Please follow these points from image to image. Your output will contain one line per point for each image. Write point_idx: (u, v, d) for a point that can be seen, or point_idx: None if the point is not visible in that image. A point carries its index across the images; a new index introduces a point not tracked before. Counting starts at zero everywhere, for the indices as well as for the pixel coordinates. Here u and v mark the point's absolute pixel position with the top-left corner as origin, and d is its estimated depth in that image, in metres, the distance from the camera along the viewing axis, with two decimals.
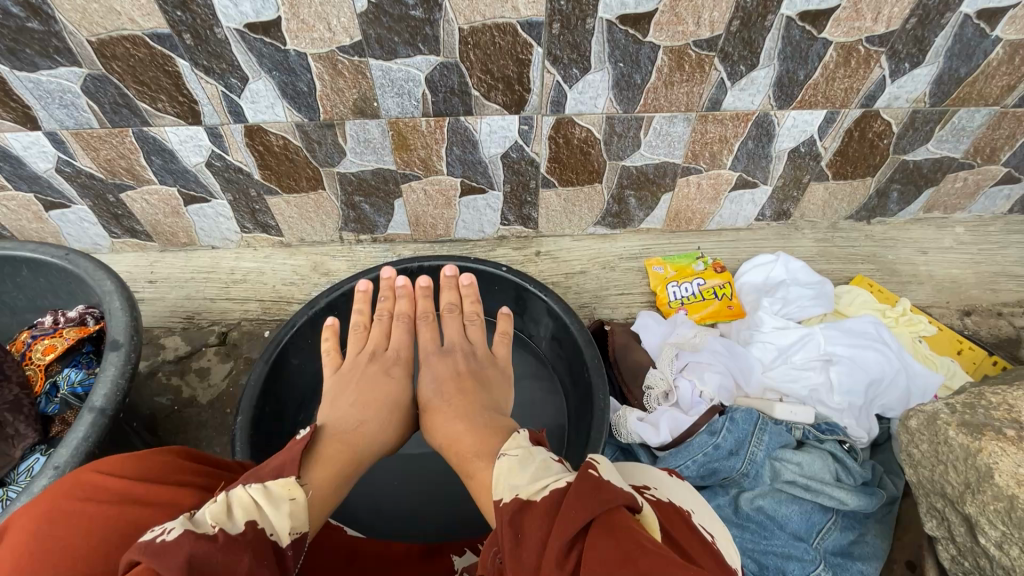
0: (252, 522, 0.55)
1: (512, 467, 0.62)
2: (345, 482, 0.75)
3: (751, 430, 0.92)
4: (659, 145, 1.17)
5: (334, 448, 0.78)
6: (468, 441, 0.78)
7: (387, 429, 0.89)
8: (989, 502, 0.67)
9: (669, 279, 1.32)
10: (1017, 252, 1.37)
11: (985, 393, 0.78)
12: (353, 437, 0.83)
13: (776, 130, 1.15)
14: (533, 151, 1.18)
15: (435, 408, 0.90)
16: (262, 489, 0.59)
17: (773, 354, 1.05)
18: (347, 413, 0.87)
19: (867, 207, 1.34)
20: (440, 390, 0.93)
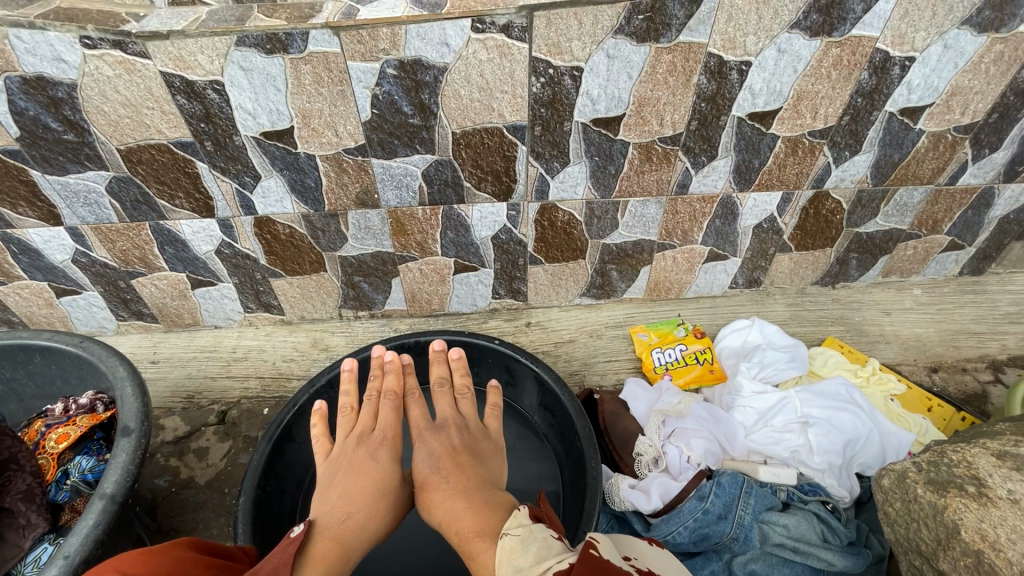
0: None
1: (513, 547, 0.66)
2: None
3: (737, 494, 0.96)
4: (635, 226, 1.29)
5: (320, 543, 0.79)
6: (467, 520, 0.81)
7: (379, 516, 0.91)
8: (959, 558, 0.71)
9: (653, 345, 1.39)
10: (972, 310, 1.47)
11: (947, 449, 0.83)
12: (341, 531, 0.85)
13: (739, 210, 1.27)
14: (521, 233, 1.28)
15: (432, 484, 0.92)
16: None
17: (754, 418, 1.11)
18: (336, 504, 0.89)
19: (829, 274, 1.45)
20: (436, 465, 0.95)
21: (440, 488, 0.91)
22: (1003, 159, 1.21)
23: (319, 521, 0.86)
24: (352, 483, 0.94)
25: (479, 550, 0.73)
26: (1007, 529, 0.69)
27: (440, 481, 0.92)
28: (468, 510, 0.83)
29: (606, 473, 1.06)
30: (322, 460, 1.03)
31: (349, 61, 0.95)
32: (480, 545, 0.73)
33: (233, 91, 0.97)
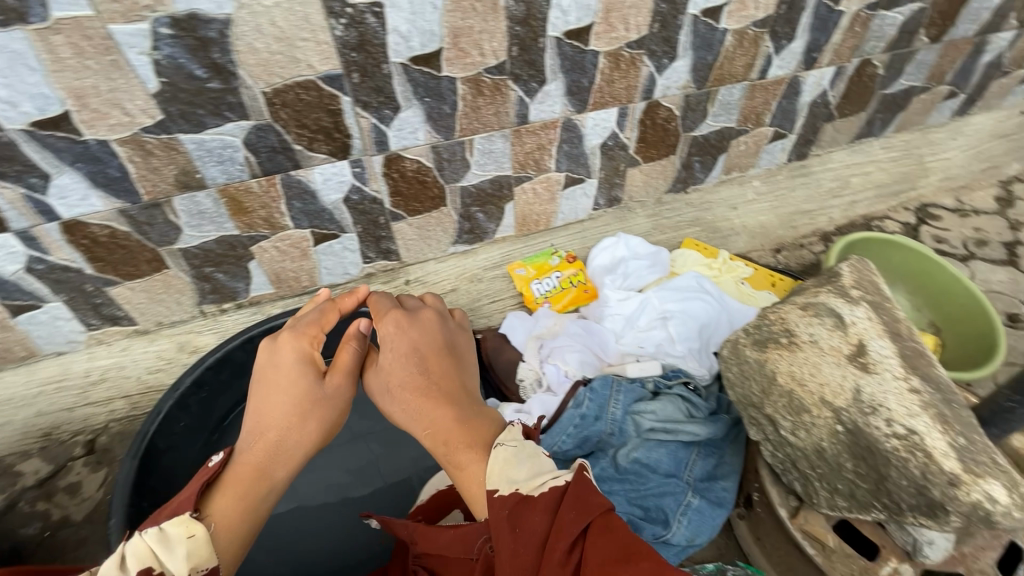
0: (144, 570, 0.66)
1: (506, 459, 0.72)
2: (260, 499, 0.80)
3: (609, 394, 1.03)
4: (487, 163, 1.28)
5: (234, 480, 0.79)
6: (456, 431, 0.80)
7: (324, 427, 0.87)
8: (778, 400, 0.81)
9: (531, 278, 1.44)
10: (803, 192, 1.64)
11: (768, 312, 0.91)
12: (280, 449, 0.82)
13: (582, 131, 1.31)
14: (372, 189, 1.24)
15: (411, 383, 0.86)
16: (157, 534, 0.69)
17: (622, 323, 1.19)
18: (282, 432, 0.83)
19: (679, 180, 1.54)
20: (418, 368, 0.87)
21: (410, 397, 0.85)
22: (800, 48, 1.32)
23: (253, 456, 0.81)
24: (301, 400, 0.85)
25: (467, 469, 0.76)
26: (809, 366, 0.79)
27: (415, 387, 0.85)
28: (449, 423, 0.81)
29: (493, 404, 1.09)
30: (277, 347, 0.89)
31: (110, 25, 0.84)
32: (469, 465, 0.76)
33: None
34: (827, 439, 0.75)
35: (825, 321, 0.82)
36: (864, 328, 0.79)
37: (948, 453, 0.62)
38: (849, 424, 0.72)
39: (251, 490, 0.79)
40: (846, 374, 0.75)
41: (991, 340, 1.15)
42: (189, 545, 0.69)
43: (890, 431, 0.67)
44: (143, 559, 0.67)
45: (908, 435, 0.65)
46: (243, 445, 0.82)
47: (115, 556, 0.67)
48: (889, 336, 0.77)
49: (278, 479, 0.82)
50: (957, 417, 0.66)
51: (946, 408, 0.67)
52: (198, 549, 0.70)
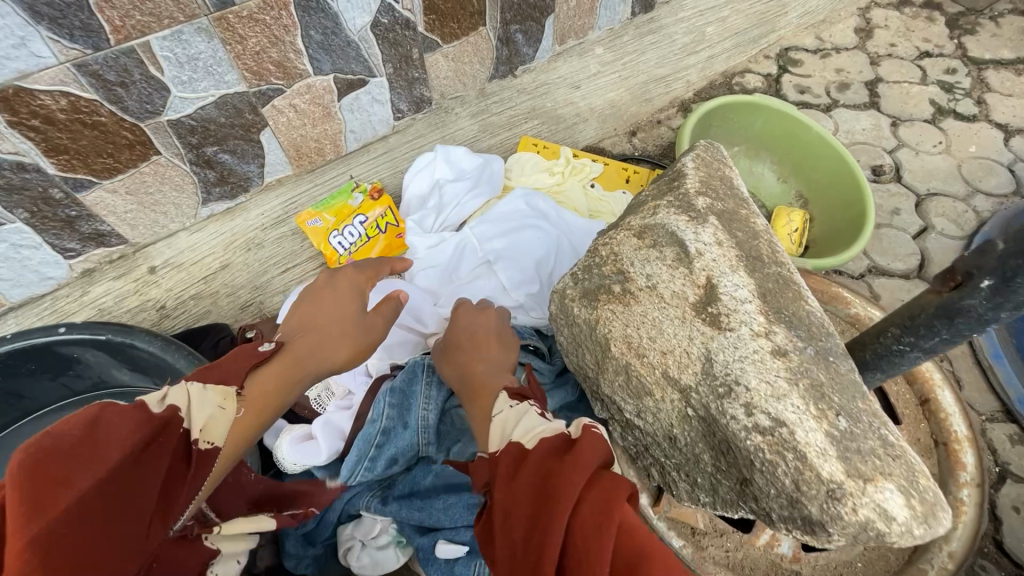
0: (174, 408, 0.53)
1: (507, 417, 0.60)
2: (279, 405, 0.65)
3: (418, 389, 0.77)
4: (194, 77, 0.84)
5: (264, 391, 0.63)
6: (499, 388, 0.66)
7: (346, 354, 0.73)
8: (614, 379, 0.58)
9: (330, 229, 1.14)
10: (654, 53, 1.35)
11: (598, 245, 0.65)
12: (295, 357, 0.69)
13: (333, 6, 0.88)
14: (3, 151, 0.77)
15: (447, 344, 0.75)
16: (198, 388, 0.57)
17: (439, 279, 0.92)
18: (329, 351, 0.71)
19: (502, 61, 1.17)
20: (474, 337, 0.76)
21: (473, 347, 0.74)
22: None
23: (305, 355, 0.70)
24: (343, 323, 0.75)
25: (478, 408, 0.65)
26: (647, 326, 0.56)
27: (485, 347, 0.74)
28: (479, 370, 0.70)
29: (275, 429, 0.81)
30: (342, 278, 0.79)
31: None
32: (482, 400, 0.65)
33: None
34: (678, 426, 0.54)
35: (666, 255, 0.58)
36: (713, 259, 0.55)
37: (826, 452, 0.42)
38: (700, 409, 0.50)
39: (284, 392, 0.65)
40: (694, 335, 0.52)
41: (860, 206, 1.00)
42: (211, 415, 0.56)
43: (749, 424, 0.45)
44: (180, 400, 0.54)
45: (772, 428, 0.44)
46: (301, 346, 0.70)
47: (184, 390, 0.55)
48: (745, 265, 0.54)
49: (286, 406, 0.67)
50: (832, 382, 0.46)
51: (820, 370, 0.47)
52: (216, 426, 0.56)
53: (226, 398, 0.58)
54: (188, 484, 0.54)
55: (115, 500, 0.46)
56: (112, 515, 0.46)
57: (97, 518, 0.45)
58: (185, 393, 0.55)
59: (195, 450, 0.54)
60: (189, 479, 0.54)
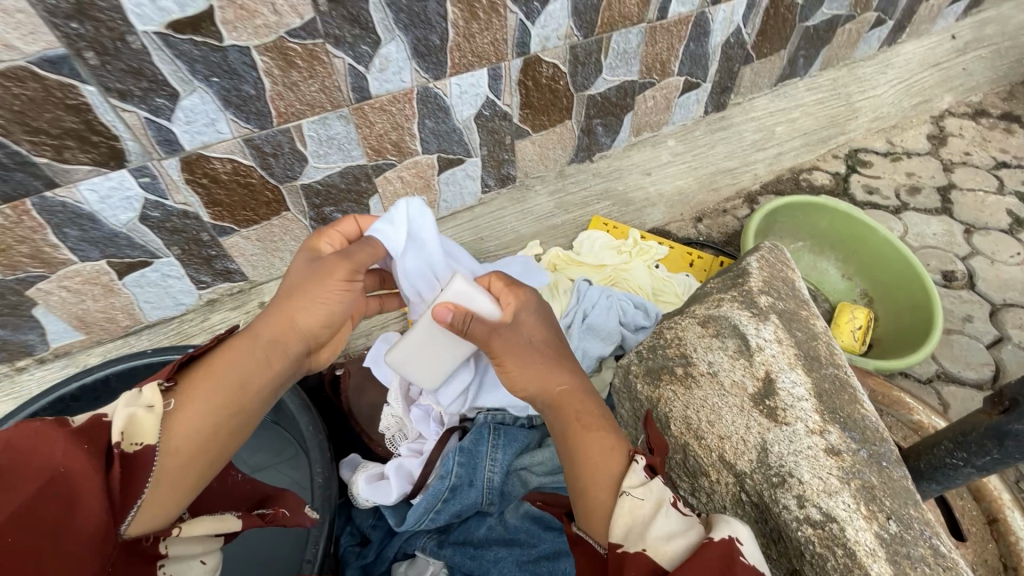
0: (92, 417, 0.52)
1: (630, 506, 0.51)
2: (237, 387, 0.62)
3: (485, 451, 0.84)
4: (329, 152, 1.01)
5: (220, 373, 0.61)
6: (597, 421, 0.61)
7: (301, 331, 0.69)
8: (672, 457, 0.64)
9: None
10: (723, 148, 1.44)
11: (664, 327, 0.72)
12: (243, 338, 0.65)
13: (447, 102, 1.05)
14: (176, 202, 0.95)
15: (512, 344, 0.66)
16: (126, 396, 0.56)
17: None
18: (306, 317, 0.68)
19: (582, 148, 1.30)
20: (546, 347, 0.67)
21: (542, 351, 0.67)
22: None
23: (272, 326, 0.67)
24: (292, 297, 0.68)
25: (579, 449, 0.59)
26: (707, 411, 0.61)
27: (549, 352, 0.66)
28: (566, 386, 0.64)
29: (352, 465, 0.91)
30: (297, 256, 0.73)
31: None
32: (590, 440, 0.58)
33: None
34: (731, 510, 0.57)
35: (727, 346, 0.64)
36: (773, 354, 0.61)
37: (875, 552, 0.46)
38: (754, 496, 0.54)
39: (247, 362, 0.63)
40: (751, 424, 0.57)
41: (929, 311, 1.01)
42: (134, 415, 0.54)
43: (802, 515, 0.50)
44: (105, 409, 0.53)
45: (823, 522, 0.49)
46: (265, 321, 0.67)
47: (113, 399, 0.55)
48: (803, 364, 0.60)
49: (267, 377, 0.65)
50: (883, 486, 0.51)
51: (872, 473, 0.51)
52: (142, 425, 0.54)
53: (154, 396, 0.56)
54: (131, 490, 0.52)
55: (35, 526, 0.46)
56: (30, 534, 0.45)
57: (25, 543, 0.45)
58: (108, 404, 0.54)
59: (117, 451, 0.51)
60: (126, 480, 0.52)
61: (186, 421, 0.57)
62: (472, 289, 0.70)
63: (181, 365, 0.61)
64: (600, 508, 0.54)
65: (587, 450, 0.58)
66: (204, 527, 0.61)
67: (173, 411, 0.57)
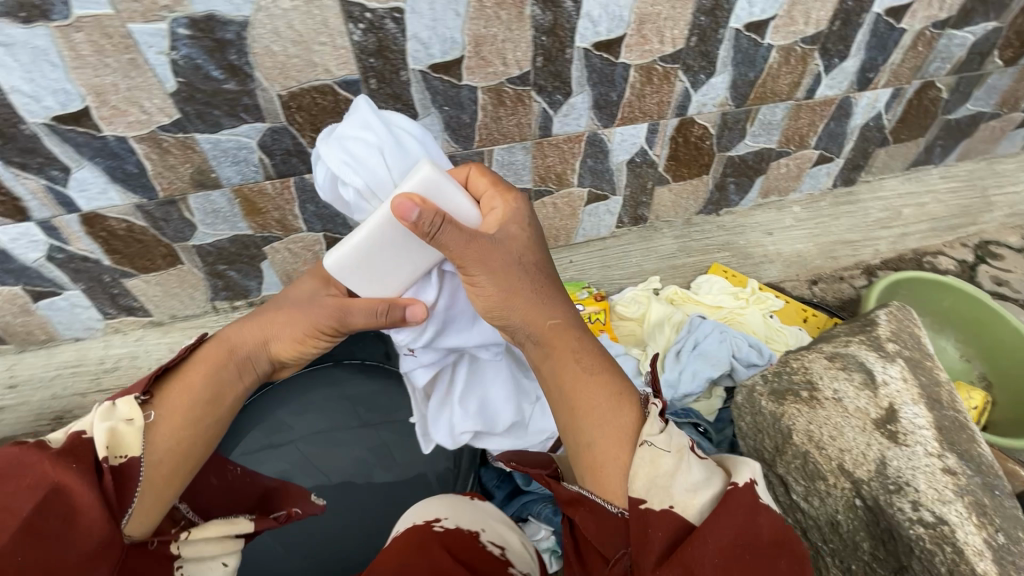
0: (76, 434, 0.66)
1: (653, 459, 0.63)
2: (202, 403, 0.75)
3: None
4: (506, 175, 1.23)
5: (185, 391, 0.75)
6: (596, 384, 0.71)
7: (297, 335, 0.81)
8: (791, 462, 0.75)
9: None
10: (847, 220, 1.53)
11: (790, 358, 0.82)
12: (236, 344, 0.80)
13: (608, 146, 1.24)
14: None
15: (489, 260, 0.69)
16: (104, 410, 0.69)
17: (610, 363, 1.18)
18: (281, 335, 0.80)
19: (711, 202, 1.45)
20: (523, 267, 0.72)
21: (530, 273, 0.72)
22: (853, 67, 1.22)
23: (240, 344, 0.80)
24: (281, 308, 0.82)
25: (584, 410, 0.69)
26: (830, 427, 0.72)
27: (533, 272, 0.72)
28: (556, 320, 0.73)
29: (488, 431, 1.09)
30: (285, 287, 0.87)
31: (130, 24, 0.84)
32: (593, 397, 0.69)
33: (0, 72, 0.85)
34: (844, 512, 0.69)
35: (853, 377, 0.74)
36: (897, 390, 0.71)
37: (983, 552, 0.57)
38: (869, 500, 0.66)
39: (220, 377, 0.77)
40: (873, 442, 0.68)
41: None
42: (119, 428, 0.68)
43: (916, 517, 0.61)
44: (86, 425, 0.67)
45: (936, 524, 0.60)
46: (230, 343, 0.79)
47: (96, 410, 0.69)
48: (925, 402, 0.70)
49: (237, 389, 0.79)
50: (995, 507, 0.61)
51: (983, 494, 0.62)
52: (123, 439, 0.68)
53: (133, 412, 0.70)
54: (120, 496, 0.67)
55: (44, 537, 0.59)
56: (41, 539, 0.59)
57: (39, 542, 0.59)
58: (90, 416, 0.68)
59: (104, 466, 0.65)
60: (117, 488, 0.67)
61: (166, 429, 0.72)
62: (445, 182, 0.69)
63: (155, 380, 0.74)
64: (617, 463, 0.66)
65: (581, 402, 0.70)
66: (206, 534, 0.74)
67: (154, 423, 0.71)
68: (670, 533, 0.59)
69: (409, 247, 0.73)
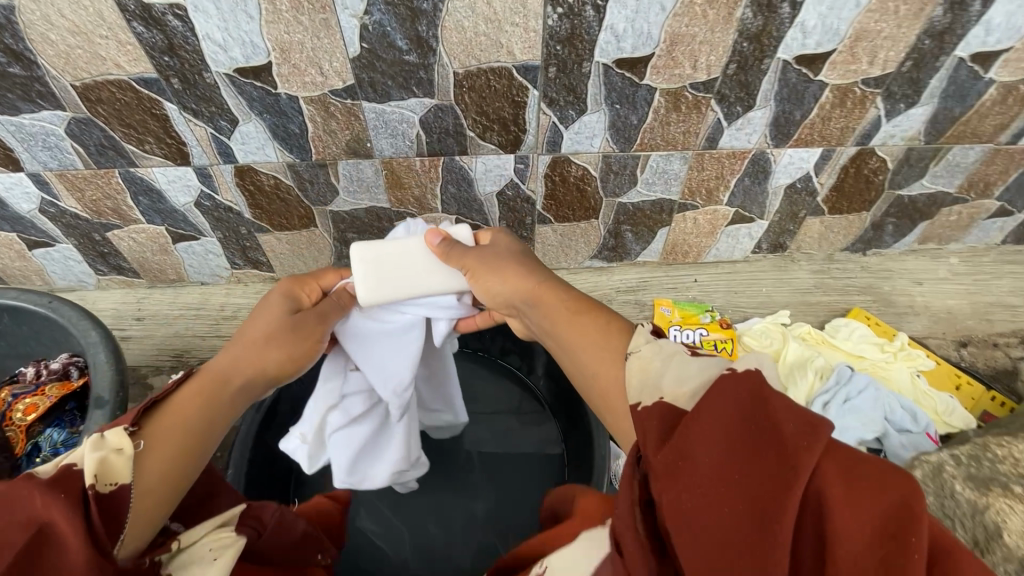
0: (64, 466, 0.52)
1: (643, 366, 0.58)
2: (203, 416, 0.65)
3: None
4: (656, 183, 1.15)
5: (178, 417, 0.62)
6: (605, 366, 0.64)
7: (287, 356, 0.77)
8: (1002, 562, 0.71)
9: (674, 322, 1.31)
10: (1010, 282, 1.37)
11: (991, 446, 0.91)
12: (226, 368, 0.71)
13: (772, 167, 1.14)
14: (528, 189, 1.16)
15: (490, 265, 0.83)
16: (91, 438, 0.55)
17: None
18: (270, 353, 0.75)
19: (862, 240, 1.33)
20: (518, 265, 0.83)
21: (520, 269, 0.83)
22: None
23: (232, 369, 0.71)
24: (270, 331, 0.76)
25: (578, 352, 0.68)
26: None
27: (522, 263, 0.83)
28: (544, 285, 0.78)
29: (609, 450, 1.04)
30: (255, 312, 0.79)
31: None
32: (585, 333, 0.68)
33: (198, 18, 0.83)
34: None
35: None
36: None
37: None
38: None
39: (217, 400, 0.67)
40: None
41: None
42: (109, 454, 0.55)
43: None
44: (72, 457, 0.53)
45: None
46: (216, 368, 0.70)
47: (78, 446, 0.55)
48: None
49: (232, 406, 0.69)
50: None
51: None
52: (113, 466, 0.54)
53: (120, 440, 0.56)
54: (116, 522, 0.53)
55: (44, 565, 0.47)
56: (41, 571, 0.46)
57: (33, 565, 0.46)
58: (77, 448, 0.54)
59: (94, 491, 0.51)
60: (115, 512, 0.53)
61: (159, 455, 0.59)
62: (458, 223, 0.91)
63: (145, 411, 0.61)
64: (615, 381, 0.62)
65: (574, 344, 0.69)
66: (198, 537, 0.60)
67: (142, 453, 0.58)
68: (663, 420, 0.49)
69: (420, 266, 0.88)
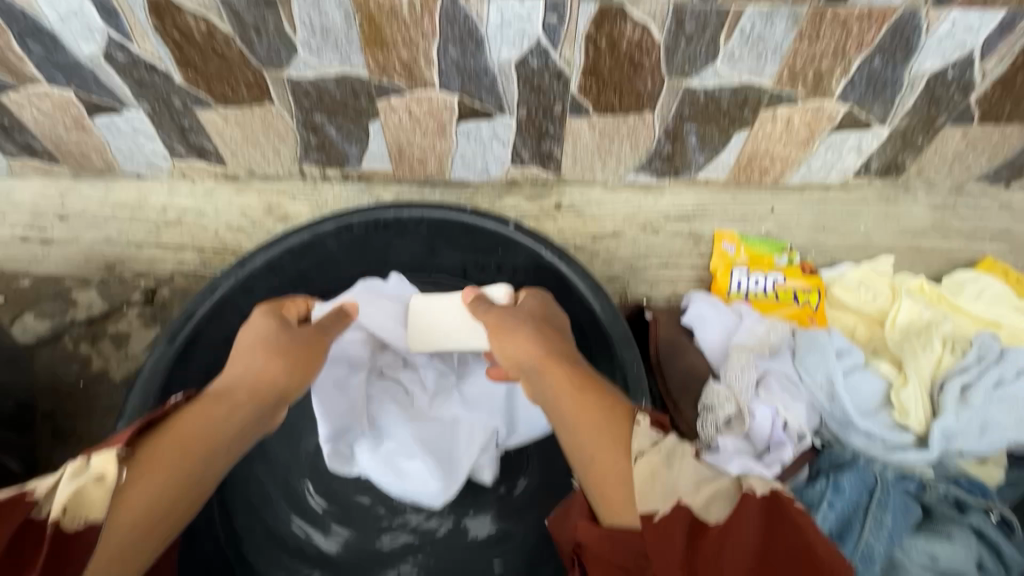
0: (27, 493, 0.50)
1: (653, 472, 0.49)
2: (212, 442, 0.59)
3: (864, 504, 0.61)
4: (743, 58, 0.80)
5: (195, 423, 0.59)
6: (603, 449, 0.52)
7: (291, 371, 0.68)
8: None
9: (737, 262, 1.00)
10: None
11: None
12: (232, 383, 0.64)
13: (920, 41, 0.76)
14: (561, 58, 0.80)
15: (509, 325, 0.68)
16: (76, 466, 0.52)
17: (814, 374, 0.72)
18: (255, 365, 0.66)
19: (1012, 166, 0.97)
20: (555, 333, 0.67)
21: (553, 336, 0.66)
22: None
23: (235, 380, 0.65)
24: (266, 344, 0.68)
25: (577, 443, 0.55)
26: None
27: (558, 335, 0.67)
28: (565, 357, 0.62)
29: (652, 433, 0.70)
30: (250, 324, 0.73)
31: None
32: (589, 417, 0.55)
33: None
34: None
35: None
36: None
37: None
38: None
39: (222, 417, 0.61)
40: None
41: None
42: (83, 485, 0.50)
43: None
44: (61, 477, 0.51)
45: None
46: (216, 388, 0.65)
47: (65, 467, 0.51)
48: None
49: (231, 435, 0.61)
50: None
51: None
52: (86, 495, 0.50)
53: (105, 464, 0.52)
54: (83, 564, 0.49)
55: None
56: None
57: None
58: (56, 474, 0.51)
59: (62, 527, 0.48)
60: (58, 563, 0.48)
61: (150, 488, 0.53)
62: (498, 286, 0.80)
63: (141, 431, 0.56)
64: (615, 472, 0.51)
65: (574, 437, 0.55)
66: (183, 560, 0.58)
67: (134, 474, 0.53)
68: (685, 522, 0.47)
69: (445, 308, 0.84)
